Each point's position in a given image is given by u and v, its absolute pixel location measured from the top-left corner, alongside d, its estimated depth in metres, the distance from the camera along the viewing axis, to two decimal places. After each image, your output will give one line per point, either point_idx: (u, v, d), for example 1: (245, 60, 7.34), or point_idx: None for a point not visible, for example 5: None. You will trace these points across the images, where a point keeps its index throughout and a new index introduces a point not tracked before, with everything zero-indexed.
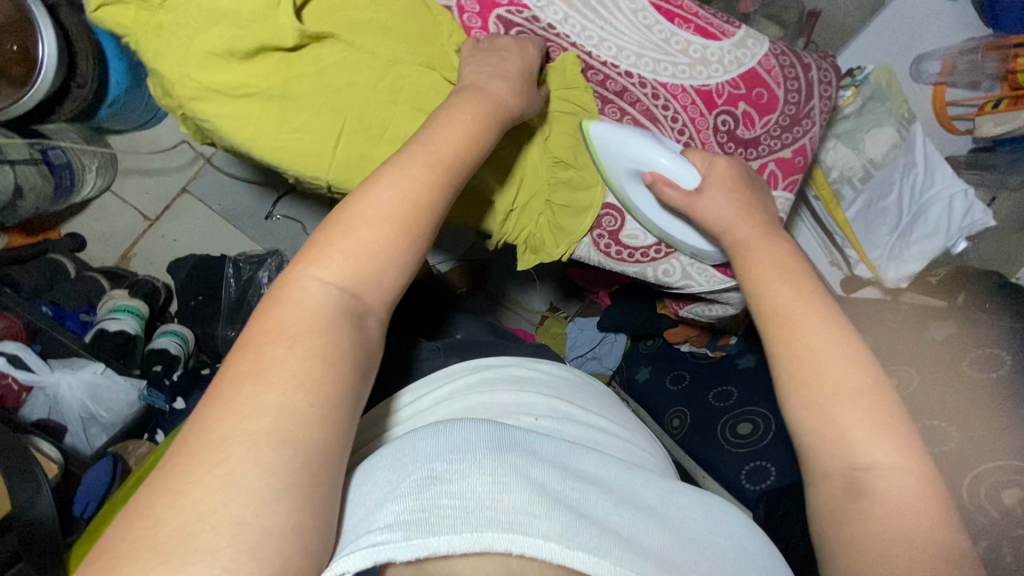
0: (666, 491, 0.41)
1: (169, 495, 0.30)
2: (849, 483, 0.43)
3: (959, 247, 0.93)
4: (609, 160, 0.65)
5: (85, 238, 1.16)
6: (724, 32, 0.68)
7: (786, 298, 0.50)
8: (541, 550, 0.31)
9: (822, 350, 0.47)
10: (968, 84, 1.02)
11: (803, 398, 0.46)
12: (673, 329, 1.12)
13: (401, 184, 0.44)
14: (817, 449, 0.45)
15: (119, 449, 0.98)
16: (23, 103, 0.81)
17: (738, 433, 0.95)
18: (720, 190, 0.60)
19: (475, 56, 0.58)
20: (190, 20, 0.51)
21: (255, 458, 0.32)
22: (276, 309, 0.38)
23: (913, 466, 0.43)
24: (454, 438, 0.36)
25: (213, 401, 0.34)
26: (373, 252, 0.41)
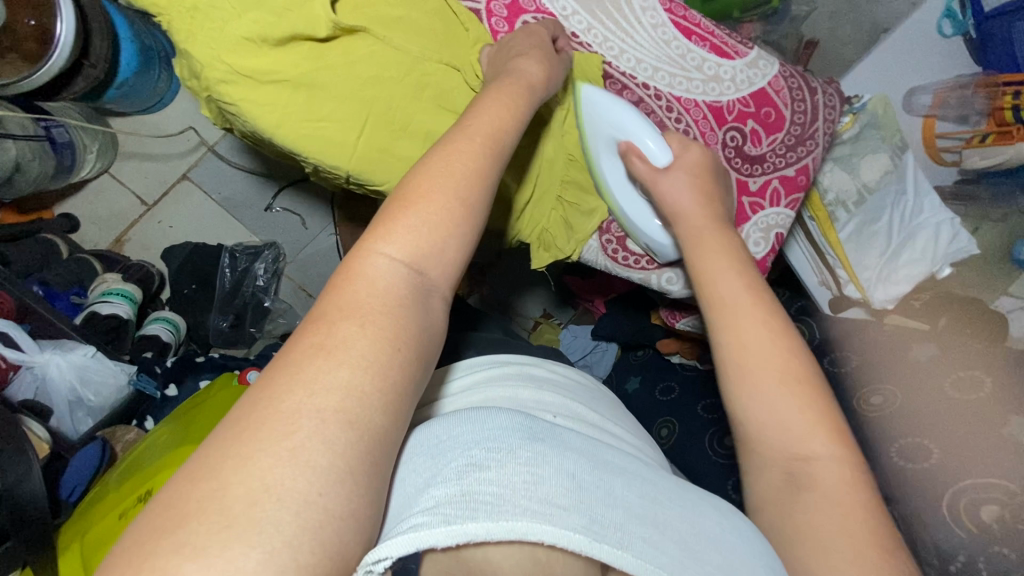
0: (680, 490, 0.44)
1: (235, 460, 0.31)
2: (790, 475, 0.46)
3: (944, 273, 0.98)
4: (592, 127, 0.68)
5: (79, 220, 1.13)
6: (738, 52, 0.71)
7: (737, 291, 0.52)
8: (569, 541, 0.34)
9: (760, 340, 0.49)
10: (956, 118, 1.07)
11: (746, 381, 0.49)
12: (666, 341, 1.13)
13: (454, 171, 0.45)
14: (761, 438, 0.48)
15: (106, 435, 0.94)
16: (37, 76, 0.81)
17: (725, 442, 0.91)
18: (685, 172, 0.62)
19: (504, 56, 0.60)
20: (225, 4, 0.52)
21: (322, 436, 0.33)
22: (347, 283, 0.39)
23: (847, 458, 0.46)
24: (488, 428, 0.39)
25: (284, 370, 0.35)
26: (433, 228, 0.43)
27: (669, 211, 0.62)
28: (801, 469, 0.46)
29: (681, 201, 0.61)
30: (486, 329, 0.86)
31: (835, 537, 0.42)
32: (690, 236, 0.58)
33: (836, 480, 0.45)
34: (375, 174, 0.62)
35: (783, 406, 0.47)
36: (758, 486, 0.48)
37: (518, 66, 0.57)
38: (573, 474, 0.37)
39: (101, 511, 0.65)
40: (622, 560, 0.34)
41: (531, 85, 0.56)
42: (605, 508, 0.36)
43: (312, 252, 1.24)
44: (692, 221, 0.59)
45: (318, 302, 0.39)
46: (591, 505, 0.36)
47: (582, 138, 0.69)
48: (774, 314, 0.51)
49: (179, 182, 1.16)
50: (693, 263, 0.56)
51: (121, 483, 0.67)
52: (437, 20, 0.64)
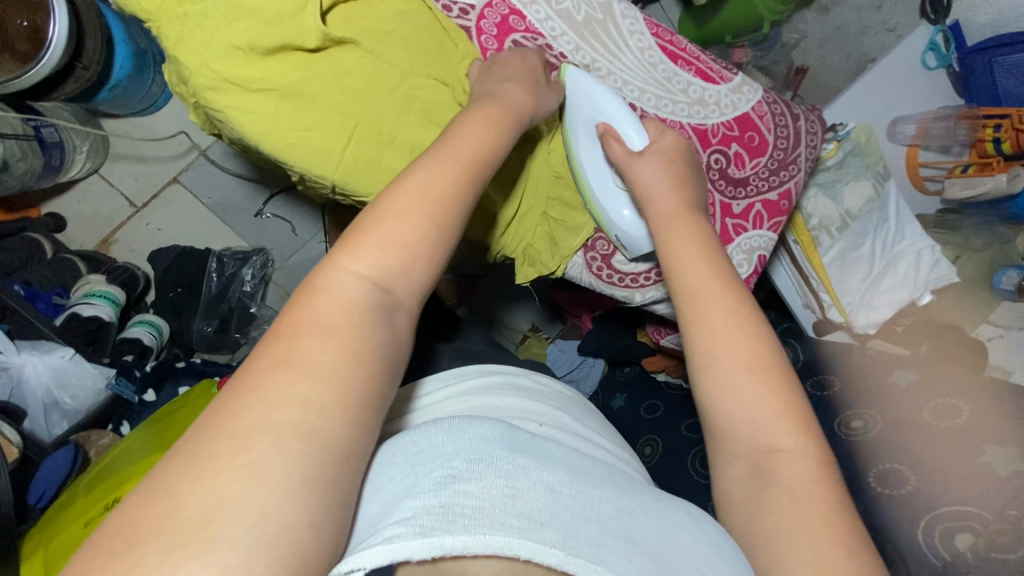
0: (660, 500, 0.43)
1: (189, 479, 0.32)
2: (756, 469, 0.45)
3: (925, 299, 0.99)
4: (575, 107, 0.68)
5: (65, 219, 1.12)
6: (723, 77, 0.72)
7: (706, 279, 0.52)
8: (546, 556, 0.33)
9: (725, 330, 0.49)
10: (939, 148, 1.08)
11: (713, 373, 0.49)
12: (651, 358, 1.17)
13: (434, 191, 0.46)
14: (730, 430, 0.47)
15: (80, 439, 0.92)
16: (29, 77, 0.81)
17: (707, 464, 0.90)
18: (659, 158, 0.63)
19: (488, 76, 0.61)
20: (215, 12, 0.52)
21: (280, 448, 0.34)
22: (310, 300, 0.41)
23: (810, 450, 0.45)
24: (469, 438, 0.39)
25: (245, 384, 0.36)
26: (404, 248, 0.44)
27: (640, 193, 0.62)
28: (765, 462, 0.45)
29: (654, 188, 0.61)
30: (470, 340, 0.86)
31: (800, 529, 0.41)
32: (661, 221, 0.59)
33: (801, 472, 0.44)
34: (361, 185, 0.62)
35: (749, 393, 0.47)
36: (723, 479, 0.47)
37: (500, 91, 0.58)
38: (553, 487, 0.37)
39: (67, 519, 0.63)
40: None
41: (510, 106, 0.57)
42: (584, 523, 0.36)
43: (301, 258, 1.24)
44: (664, 207, 0.60)
45: (279, 317, 0.40)
46: (570, 517, 0.36)
47: (564, 116, 0.70)
48: (743, 305, 0.51)
49: (168, 185, 1.16)
50: (664, 253, 0.57)
51: (90, 490, 0.66)
52: (429, 35, 0.65)
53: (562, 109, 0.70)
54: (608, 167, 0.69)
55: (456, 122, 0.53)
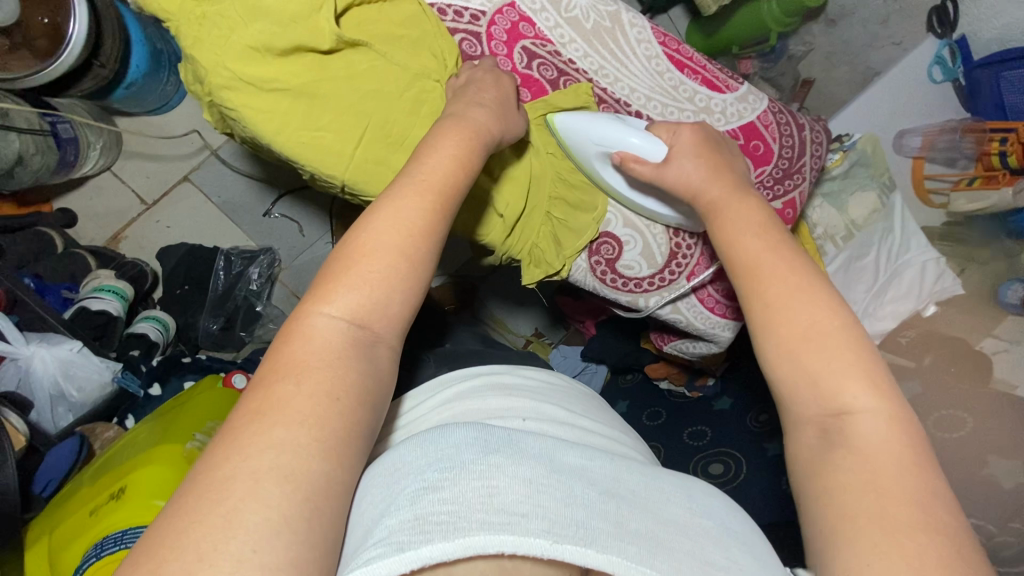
0: (646, 478, 0.43)
1: (172, 536, 0.32)
2: (825, 432, 0.44)
3: (929, 310, 0.99)
4: (579, 145, 0.69)
5: (76, 215, 1.13)
6: (728, 86, 0.73)
7: (762, 256, 0.52)
8: (529, 547, 0.34)
9: (785, 300, 0.49)
10: (945, 160, 1.10)
11: (775, 345, 0.48)
12: (654, 365, 1.14)
13: (403, 224, 0.47)
14: (793, 397, 0.47)
15: (86, 431, 0.93)
16: (46, 72, 0.82)
17: (710, 473, 0.92)
18: (686, 157, 0.63)
19: (480, 91, 0.62)
20: (232, 13, 0.53)
21: (257, 496, 0.34)
22: (289, 345, 0.42)
23: (884, 408, 0.44)
24: (441, 448, 0.39)
25: (225, 437, 0.37)
26: (380, 287, 0.45)
27: (681, 192, 0.63)
28: (834, 425, 0.44)
29: (690, 180, 0.62)
30: (475, 343, 0.87)
31: (848, 512, 0.40)
32: (707, 209, 0.60)
33: (875, 432, 0.43)
34: (369, 185, 0.63)
35: (815, 359, 0.46)
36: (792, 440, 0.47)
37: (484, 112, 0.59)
38: (530, 478, 0.37)
39: (70, 508, 0.64)
40: (586, 557, 0.34)
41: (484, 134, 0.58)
42: (566, 506, 0.36)
43: (308, 259, 1.24)
44: (706, 193, 0.61)
45: (263, 364, 0.41)
46: (550, 505, 0.36)
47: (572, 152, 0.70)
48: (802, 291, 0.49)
49: (179, 183, 1.18)
50: (716, 229, 0.58)
51: (93, 481, 0.67)
52: (441, 41, 0.66)
53: (566, 149, 0.70)
54: (633, 182, 0.71)
55: (423, 148, 0.54)
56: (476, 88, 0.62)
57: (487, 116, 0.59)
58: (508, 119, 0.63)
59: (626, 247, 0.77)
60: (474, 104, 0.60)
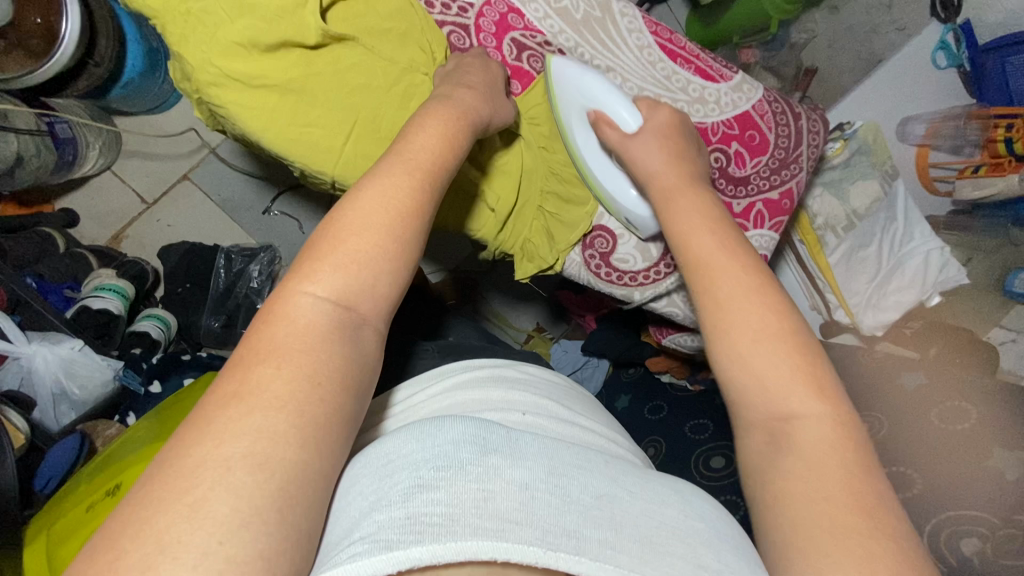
0: (642, 482, 0.42)
1: (133, 528, 0.32)
2: (773, 437, 0.44)
3: (934, 300, 0.98)
4: (563, 97, 0.67)
5: (78, 215, 1.15)
6: (723, 75, 0.72)
7: (706, 250, 0.53)
8: (521, 555, 0.34)
9: (742, 304, 0.48)
10: (950, 148, 1.07)
11: (725, 344, 0.48)
12: (655, 359, 1.15)
13: (388, 204, 0.47)
14: (745, 402, 0.46)
15: (87, 428, 0.93)
16: (40, 72, 0.83)
17: (711, 466, 0.90)
18: (655, 135, 0.63)
19: (470, 78, 0.61)
20: (217, 9, 0.53)
21: (227, 485, 0.33)
22: (269, 325, 0.41)
23: (830, 413, 0.44)
24: (439, 444, 0.39)
25: (197, 421, 0.37)
26: (363, 266, 0.45)
27: (640, 173, 0.63)
28: (780, 429, 0.44)
29: (652, 163, 0.62)
30: (470, 337, 0.87)
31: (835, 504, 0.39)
32: (662, 195, 0.60)
33: (819, 438, 0.43)
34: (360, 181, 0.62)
35: (765, 362, 0.46)
36: (740, 443, 0.46)
37: (467, 97, 0.58)
38: (527, 483, 0.37)
39: (68, 505, 0.65)
40: (578, 566, 0.34)
41: (469, 117, 0.57)
42: (563, 513, 0.36)
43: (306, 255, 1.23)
44: (664, 181, 0.61)
45: (240, 344, 0.41)
46: (546, 512, 0.36)
47: (555, 112, 0.69)
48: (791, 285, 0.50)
49: (179, 182, 1.18)
50: (670, 223, 0.57)
51: (93, 477, 0.67)
52: (429, 35, 0.65)
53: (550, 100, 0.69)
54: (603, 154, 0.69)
55: (408, 128, 0.54)
56: (463, 75, 0.61)
57: (476, 106, 0.59)
58: (497, 105, 0.62)
59: (620, 240, 0.76)
60: (459, 93, 0.59)
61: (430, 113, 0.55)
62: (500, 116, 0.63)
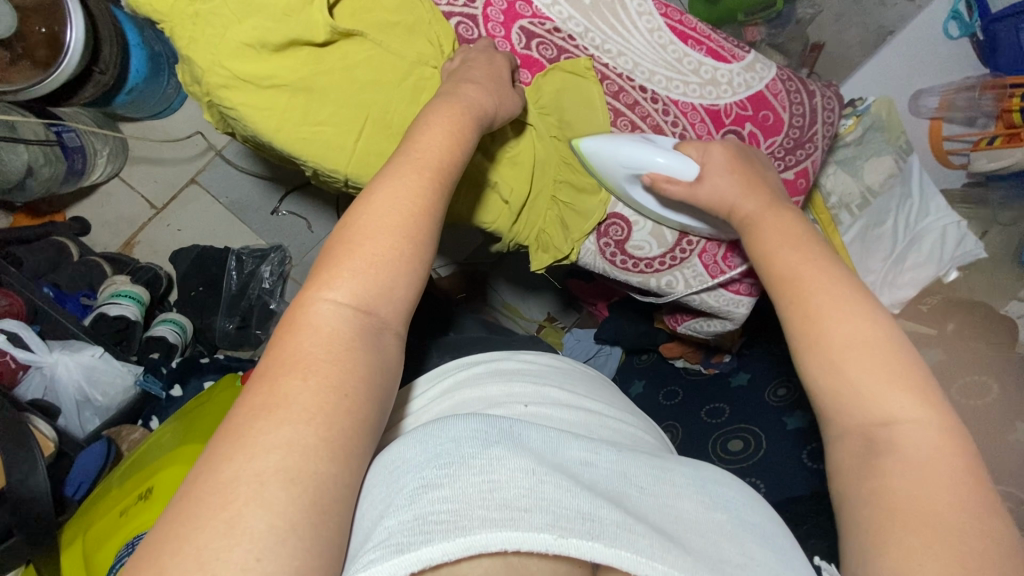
0: (649, 467, 0.43)
1: (173, 543, 0.32)
2: (869, 441, 0.43)
3: (951, 276, 0.97)
4: (608, 169, 0.67)
5: (89, 223, 1.16)
6: (735, 56, 0.71)
7: (791, 266, 0.52)
8: (534, 543, 0.34)
9: (829, 308, 0.48)
10: (964, 120, 1.07)
11: (815, 356, 0.47)
12: (668, 345, 1.10)
13: (401, 206, 0.47)
14: (837, 410, 0.45)
15: (113, 434, 0.95)
16: (46, 82, 0.83)
17: (729, 449, 0.93)
18: (721, 173, 0.62)
19: (483, 73, 0.60)
20: (225, 10, 0.53)
21: (261, 500, 0.34)
22: (294, 334, 0.41)
23: (933, 418, 0.43)
24: (440, 443, 0.39)
25: (228, 435, 0.37)
26: (382, 269, 0.45)
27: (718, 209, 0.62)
28: (879, 435, 0.43)
29: (727, 194, 0.61)
30: (483, 331, 0.88)
31: None
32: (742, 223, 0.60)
33: (919, 440, 0.42)
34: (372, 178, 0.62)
35: (862, 373, 0.45)
36: (833, 455, 0.45)
37: (485, 93, 0.58)
38: (530, 469, 0.37)
39: (101, 509, 0.66)
40: (591, 551, 0.34)
41: (478, 112, 0.57)
42: (569, 496, 0.36)
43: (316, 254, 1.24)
44: (740, 208, 0.60)
45: (265, 355, 0.41)
46: (552, 497, 0.36)
47: (604, 180, 0.70)
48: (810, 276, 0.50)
49: (187, 185, 1.18)
50: (752, 244, 0.57)
51: (124, 481, 0.68)
52: (437, 26, 0.64)
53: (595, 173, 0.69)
54: (664, 202, 0.70)
55: (414, 128, 0.54)
56: (470, 70, 0.60)
57: (487, 106, 0.58)
58: (503, 96, 0.61)
59: (635, 228, 0.75)
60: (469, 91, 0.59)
61: (440, 111, 0.54)
62: (505, 107, 0.62)
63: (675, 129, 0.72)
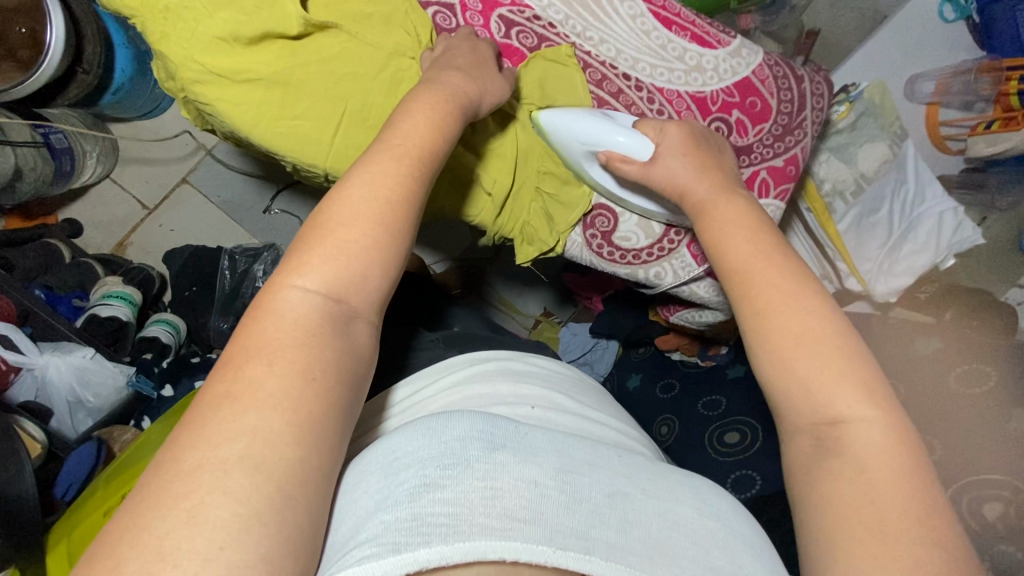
0: (653, 477, 0.42)
1: (133, 533, 0.31)
2: (818, 442, 0.43)
3: (947, 263, 0.97)
4: (567, 146, 0.67)
5: (82, 225, 1.15)
6: (720, 41, 0.69)
7: (748, 258, 0.51)
8: (532, 555, 0.33)
9: (788, 306, 0.47)
10: (960, 105, 1.04)
11: (768, 351, 0.46)
12: (665, 337, 1.12)
13: (378, 192, 0.46)
14: (786, 405, 0.45)
15: (103, 436, 0.95)
16: (29, 83, 0.82)
17: (725, 441, 0.91)
18: (676, 155, 0.61)
19: (466, 60, 0.59)
20: (196, 3, 0.53)
21: (224, 488, 0.33)
22: (259, 320, 0.41)
23: (884, 419, 0.43)
24: (446, 440, 0.38)
25: (191, 424, 0.36)
26: (354, 256, 0.44)
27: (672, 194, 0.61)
28: (828, 434, 0.43)
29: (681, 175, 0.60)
30: (472, 326, 0.87)
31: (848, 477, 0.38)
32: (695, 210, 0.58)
33: (868, 443, 0.42)
34: None
35: (811, 372, 0.44)
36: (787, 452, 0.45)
37: (468, 80, 0.57)
38: (534, 481, 0.36)
39: (87, 510, 0.66)
40: (590, 568, 0.34)
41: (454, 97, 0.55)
42: (573, 513, 0.36)
43: None
44: (696, 192, 0.59)
45: (230, 343, 0.40)
46: (556, 512, 0.35)
47: (564, 158, 0.69)
48: (790, 266, 0.50)
49: (178, 186, 1.18)
50: (707, 234, 0.56)
51: (109, 483, 0.68)
52: (414, 16, 0.63)
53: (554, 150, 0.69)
54: (624, 183, 0.69)
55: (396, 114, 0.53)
56: (447, 58, 0.59)
57: (472, 95, 0.57)
58: (488, 84, 0.60)
59: (622, 219, 0.75)
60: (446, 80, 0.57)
61: (416, 98, 0.54)
62: (495, 96, 0.61)
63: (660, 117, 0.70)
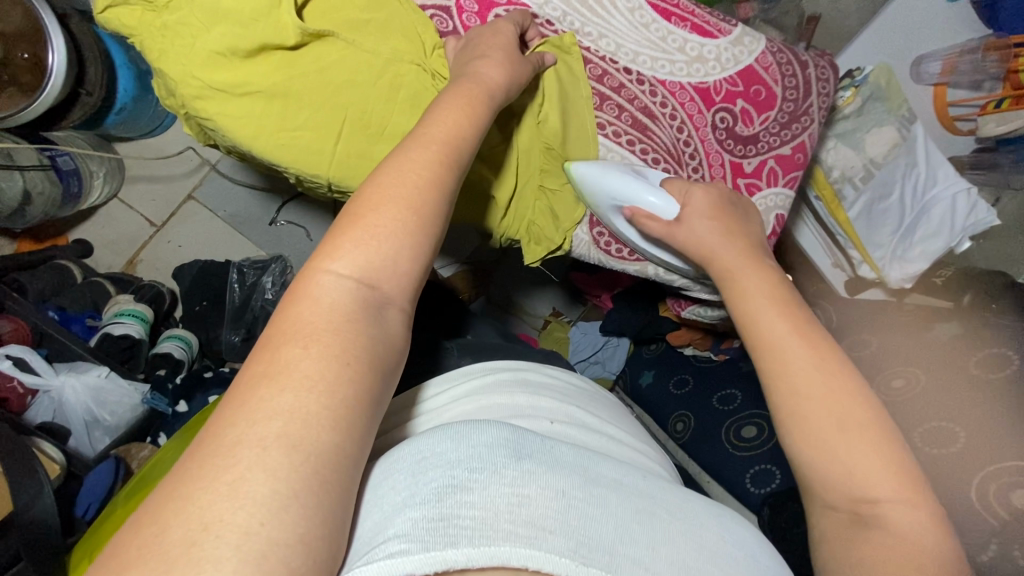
0: (675, 502, 0.42)
1: (177, 502, 0.31)
2: (855, 517, 0.44)
3: (963, 246, 0.95)
4: (590, 196, 0.67)
5: (92, 245, 1.17)
6: (721, 30, 0.69)
7: (780, 330, 0.50)
8: (555, 565, 0.33)
9: (829, 370, 0.47)
10: (970, 84, 1.02)
11: (801, 430, 0.46)
12: (676, 333, 1.10)
13: (407, 181, 0.46)
14: (819, 481, 0.46)
15: (121, 452, 0.96)
16: (34, 106, 0.83)
17: (742, 436, 0.91)
18: (702, 218, 0.61)
19: (466, 56, 0.59)
20: (193, 20, 0.53)
21: (265, 465, 0.33)
22: (294, 305, 0.40)
23: (918, 501, 0.43)
24: (473, 445, 0.38)
25: (231, 399, 0.36)
26: (384, 240, 0.44)
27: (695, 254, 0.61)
28: (866, 510, 0.43)
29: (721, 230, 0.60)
30: (484, 329, 0.86)
31: None
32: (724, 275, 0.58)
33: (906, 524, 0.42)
34: (354, 181, 0.61)
35: (852, 451, 0.45)
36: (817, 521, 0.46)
37: (475, 69, 0.56)
38: (561, 491, 0.36)
39: (107, 529, 0.66)
40: None
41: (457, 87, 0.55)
42: (598, 527, 0.35)
43: None
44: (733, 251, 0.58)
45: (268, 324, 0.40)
46: (581, 526, 0.35)
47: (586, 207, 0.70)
48: (818, 330, 0.50)
49: (185, 202, 1.19)
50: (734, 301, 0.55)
51: (128, 501, 0.68)
52: (411, 20, 0.62)
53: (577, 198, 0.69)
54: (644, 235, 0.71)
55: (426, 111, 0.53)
56: None
57: (503, 84, 0.57)
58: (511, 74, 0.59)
59: None
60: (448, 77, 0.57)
61: None
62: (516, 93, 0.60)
63: (664, 109, 0.70)
